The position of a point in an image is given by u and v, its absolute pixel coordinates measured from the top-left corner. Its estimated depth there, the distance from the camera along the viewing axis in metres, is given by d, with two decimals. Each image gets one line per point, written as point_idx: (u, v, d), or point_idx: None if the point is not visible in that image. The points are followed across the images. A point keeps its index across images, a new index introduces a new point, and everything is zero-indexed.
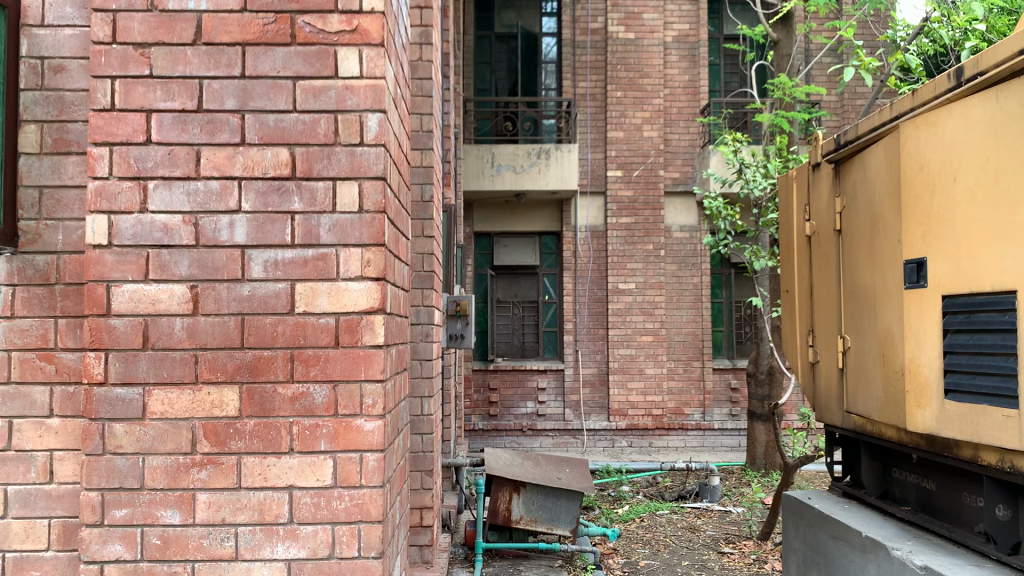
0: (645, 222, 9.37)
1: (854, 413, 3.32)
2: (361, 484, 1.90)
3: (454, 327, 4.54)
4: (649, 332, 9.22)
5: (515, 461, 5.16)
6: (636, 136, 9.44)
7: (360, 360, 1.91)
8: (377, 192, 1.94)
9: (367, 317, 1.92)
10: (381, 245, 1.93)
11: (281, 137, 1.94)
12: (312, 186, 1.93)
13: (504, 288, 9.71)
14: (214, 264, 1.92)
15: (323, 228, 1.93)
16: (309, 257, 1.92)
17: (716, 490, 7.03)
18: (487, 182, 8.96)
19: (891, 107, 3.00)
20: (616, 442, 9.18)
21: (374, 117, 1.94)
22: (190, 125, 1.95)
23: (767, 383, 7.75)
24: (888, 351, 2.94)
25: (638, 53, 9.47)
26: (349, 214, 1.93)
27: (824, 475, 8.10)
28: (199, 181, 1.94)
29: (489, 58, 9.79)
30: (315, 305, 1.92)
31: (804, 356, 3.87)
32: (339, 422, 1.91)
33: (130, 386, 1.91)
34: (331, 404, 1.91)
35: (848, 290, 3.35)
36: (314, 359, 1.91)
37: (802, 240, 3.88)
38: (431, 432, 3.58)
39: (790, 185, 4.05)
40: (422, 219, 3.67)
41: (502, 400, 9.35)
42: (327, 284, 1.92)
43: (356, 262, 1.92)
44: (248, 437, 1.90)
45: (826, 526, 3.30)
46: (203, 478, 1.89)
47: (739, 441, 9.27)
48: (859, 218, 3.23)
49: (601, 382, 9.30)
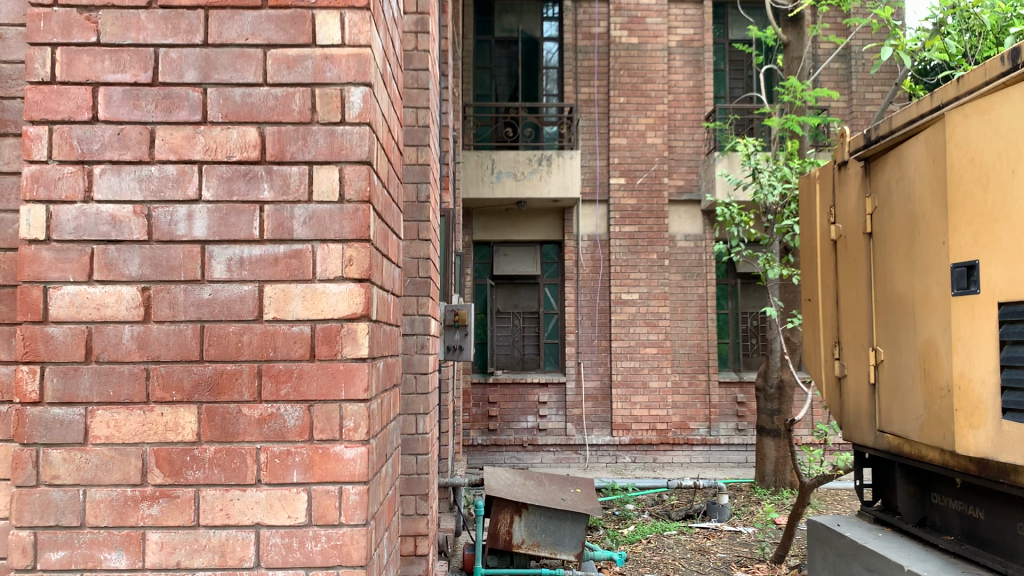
0: (649, 231, 9.10)
1: (889, 432, 3.04)
2: (340, 522, 1.61)
3: (453, 338, 4.25)
4: (653, 344, 8.94)
5: (516, 480, 4.86)
6: (640, 143, 9.18)
7: (339, 376, 1.63)
8: (361, 178, 1.65)
9: (348, 324, 1.63)
10: (365, 240, 1.65)
11: (249, 115, 1.67)
12: (285, 171, 1.65)
13: (504, 298, 9.43)
14: (170, 263, 1.64)
15: (297, 220, 1.65)
16: (280, 254, 1.64)
17: (725, 509, 6.72)
18: (486, 189, 8.70)
19: (933, 96, 2.73)
20: (620, 457, 8.87)
21: (357, 91, 1.67)
22: (143, 101, 1.66)
23: (776, 398, 7.48)
24: (931, 365, 2.65)
25: (641, 58, 9.22)
26: (327, 204, 1.65)
27: (836, 493, 7.82)
28: (152, 166, 1.66)
29: (489, 63, 9.54)
30: (287, 311, 1.63)
31: (829, 369, 3.59)
32: (314, 448, 1.62)
33: (70, 406, 1.61)
34: (305, 428, 1.62)
35: (883, 297, 3.07)
36: (285, 374, 1.63)
37: (827, 245, 3.60)
38: (426, 453, 3.29)
39: (812, 185, 3.77)
40: (417, 221, 3.37)
41: (502, 414, 9.05)
42: (301, 285, 1.64)
43: (336, 260, 1.64)
44: (207, 466, 1.61)
45: (860, 557, 3.02)
46: (154, 514, 1.60)
47: (747, 457, 8.96)
48: (895, 219, 2.96)
49: (604, 396, 9.01)
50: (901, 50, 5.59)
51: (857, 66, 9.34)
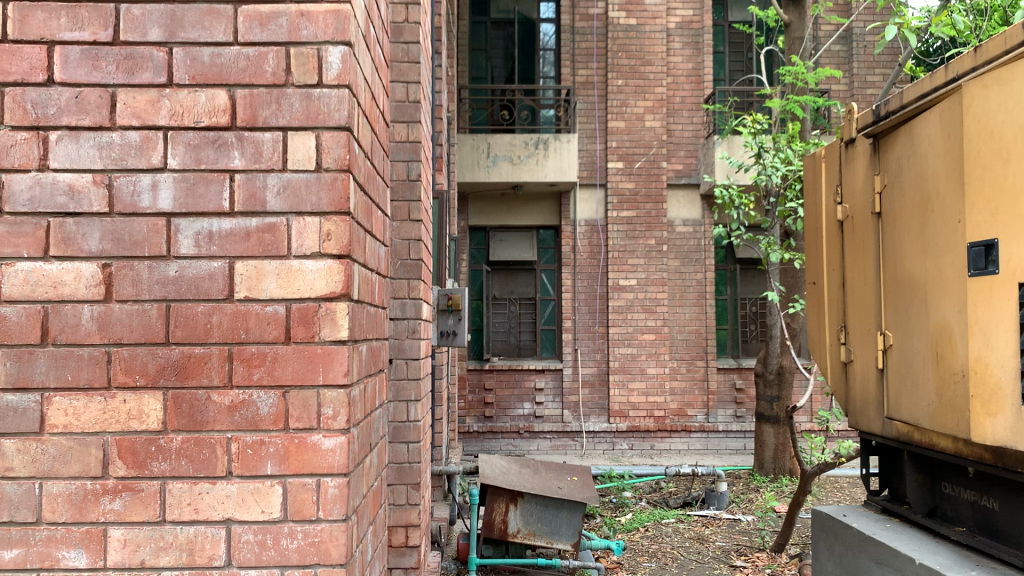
0: (647, 216, 8.97)
1: (898, 419, 2.92)
2: (318, 518, 1.49)
3: (446, 323, 4.13)
4: (650, 330, 8.84)
5: (512, 469, 4.74)
6: (638, 127, 9.05)
7: (317, 360, 1.50)
8: (340, 146, 1.53)
9: (326, 304, 1.51)
10: (344, 213, 1.52)
11: (218, 77, 1.53)
12: (258, 138, 1.53)
13: (500, 284, 9.30)
14: (133, 237, 1.51)
15: (270, 191, 1.52)
16: (252, 228, 1.52)
17: (723, 497, 6.61)
18: (482, 173, 8.55)
19: (948, 68, 2.60)
20: (617, 444, 8.78)
21: (336, 51, 1.54)
22: (103, 61, 1.52)
23: (776, 384, 7.39)
24: (945, 350, 2.54)
25: (640, 40, 9.07)
26: (303, 173, 1.52)
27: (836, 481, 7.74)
28: (113, 132, 1.52)
29: (485, 44, 9.35)
30: (260, 290, 1.51)
31: (834, 354, 3.47)
32: (290, 438, 1.50)
33: (25, 392, 1.49)
34: (279, 416, 1.50)
35: (892, 280, 2.95)
36: (258, 358, 1.50)
37: (833, 225, 3.48)
38: (418, 441, 3.17)
39: (817, 164, 3.65)
40: (408, 200, 3.23)
41: (498, 400, 8.94)
42: (275, 261, 1.51)
43: (313, 234, 1.51)
44: (174, 457, 1.49)
45: (868, 549, 2.91)
46: (117, 509, 1.48)
47: (745, 444, 8.87)
48: (906, 197, 2.84)
49: (601, 382, 8.90)
50: (905, 27, 5.49)
51: (859, 48, 9.20)
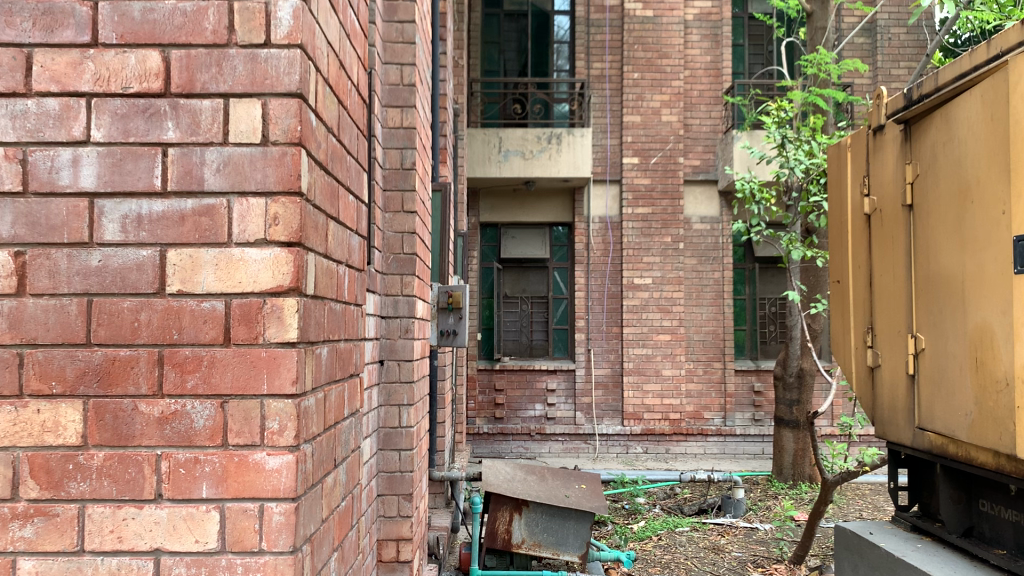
0: (663, 213, 8.72)
1: (931, 430, 2.68)
2: (261, 550, 1.27)
3: (447, 322, 3.91)
4: (666, 330, 8.58)
5: (516, 476, 4.50)
6: (654, 121, 8.79)
7: (260, 365, 1.28)
8: (291, 116, 1.31)
9: (272, 300, 1.29)
10: (294, 194, 1.31)
11: (151, 36, 1.32)
12: (195, 106, 1.31)
13: (512, 282, 9.08)
14: (50, 220, 1.30)
15: (209, 167, 1.31)
16: (187, 211, 1.30)
17: (740, 504, 6.40)
18: (494, 168, 8.34)
19: (991, 43, 2.35)
20: (630, 447, 8.53)
21: (286, 5, 1.32)
22: (18, 17, 1.31)
23: (795, 387, 7.17)
24: (986, 355, 2.30)
25: (656, 32, 8.81)
26: (247, 147, 1.31)
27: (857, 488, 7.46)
28: (29, 99, 1.31)
29: (498, 37, 9.12)
30: (195, 282, 1.30)
31: (860, 359, 3.22)
32: (228, 455, 1.29)
33: None
34: (217, 431, 1.29)
35: (925, 278, 2.70)
36: (192, 363, 1.29)
37: (860, 219, 3.23)
38: (411, 448, 2.96)
39: (843, 153, 3.40)
40: (402, 189, 3.01)
41: (509, 401, 8.72)
42: (213, 250, 1.30)
43: (258, 218, 1.30)
44: (95, 478, 1.28)
45: (897, 572, 2.66)
46: (27, 537, 1.27)
47: (763, 448, 8.60)
48: (941, 188, 2.59)
49: (615, 384, 8.66)
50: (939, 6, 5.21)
51: (883, 41, 8.91)
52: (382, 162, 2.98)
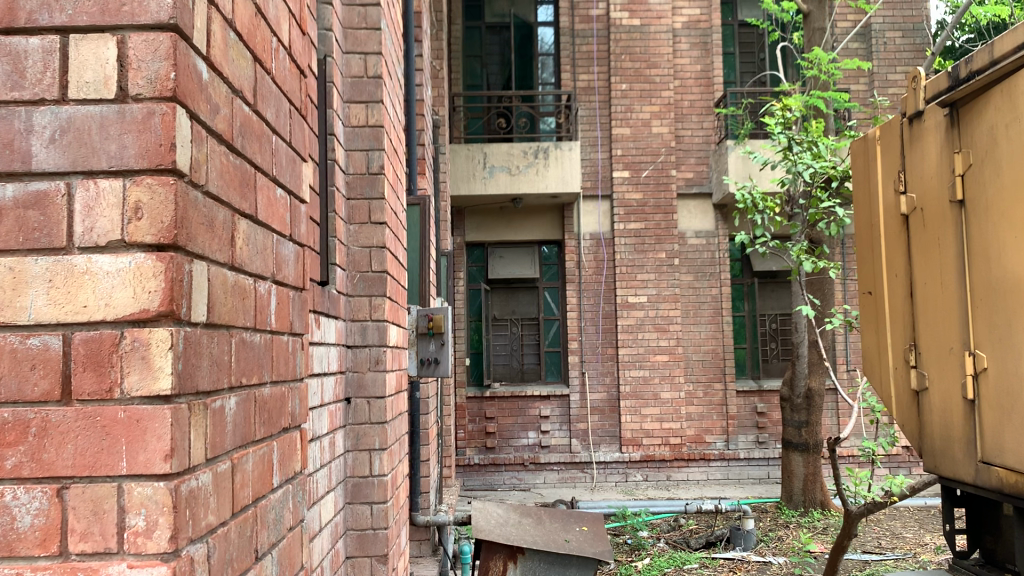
0: (656, 228, 8.33)
1: (1001, 466, 2.26)
2: None
3: (428, 350, 3.47)
4: (663, 351, 8.15)
5: (510, 519, 4.04)
6: (644, 133, 8.42)
7: (117, 432, 0.85)
8: (159, 58, 0.88)
9: (133, 333, 0.86)
10: (167, 176, 0.88)
11: None
12: (18, 47, 0.88)
13: (500, 304, 8.64)
14: None
15: (42, 136, 0.88)
16: (7, 202, 0.87)
17: (750, 536, 5.96)
18: (478, 186, 7.94)
19: None
20: (630, 475, 8.07)
21: None
22: None
23: (804, 408, 6.78)
24: None
25: (644, 41, 8.46)
26: (96, 106, 0.88)
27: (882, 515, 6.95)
28: None
29: (480, 51, 8.75)
30: (19, 308, 0.86)
31: (901, 381, 2.79)
32: (69, 570, 0.84)
33: None
34: (52, 533, 0.84)
35: (986, 285, 2.29)
36: (15, 432, 0.85)
37: (895, 221, 2.81)
38: (386, 502, 2.52)
39: (871, 148, 2.98)
40: (368, 198, 2.58)
41: (500, 430, 8.27)
42: (47, 259, 0.87)
43: (112, 210, 0.87)
44: None
45: None
46: None
47: (768, 472, 8.16)
48: (1005, 177, 2.19)
49: (611, 409, 8.21)
50: None
51: (878, 45, 8.54)
52: (344, 165, 2.56)
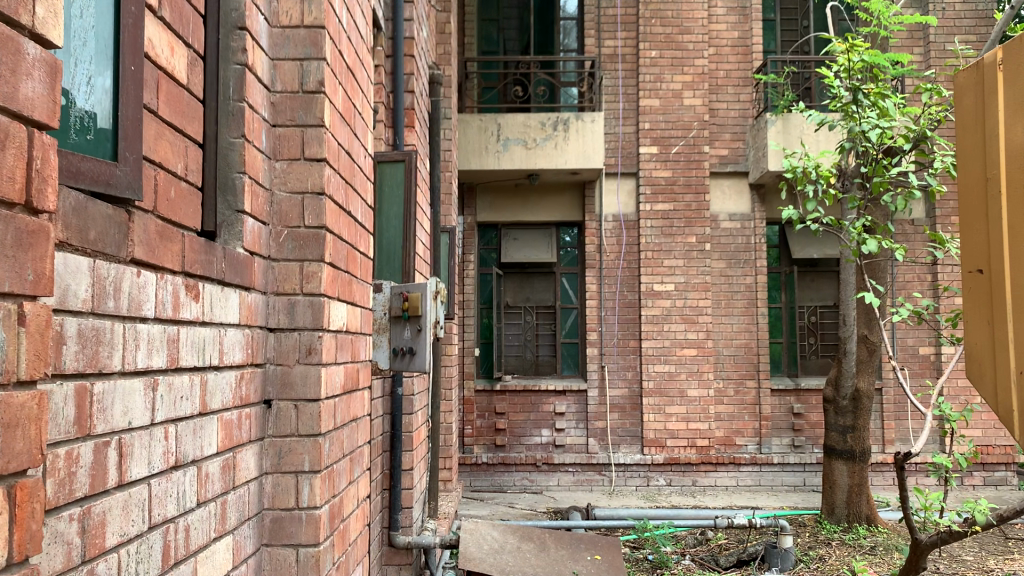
0: (686, 210, 7.56)
1: None
2: None
3: (402, 338, 2.75)
4: (691, 344, 7.40)
5: (506, 544, 3.33)
6: (675, 105, 7.63)
7: None
8: None
9: None
10: None
11: None
12: None
13: (514, 291, 7.90)
14: None
15: None
16: None
17: (788, 555, 5.24)
18: (491, 160, 7.21)
19: None
20: (652, 479, 7.33)
21: None
22: None
23: (850, 412, 6.01)
24: None
25: (676, 3, 7.67)
26: None
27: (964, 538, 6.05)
28: None
29: (496, 15, 7.91)
30: None
31: None
32: None
33: None
34: None
35: None
36: None
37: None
38: (317, 545, 1.80)
39: (987, 75, 2.03)
40: (300, 122, 1.88)
41: (511, 427, 7.55)
42: None
43: None
44: None
45: None
46: None
47: (804, 479, 7.39)
48: None
49: (633, 406, 7.47)
50: None
51: (936, 10, 7.67)
52: (266, 78, 1.86)
